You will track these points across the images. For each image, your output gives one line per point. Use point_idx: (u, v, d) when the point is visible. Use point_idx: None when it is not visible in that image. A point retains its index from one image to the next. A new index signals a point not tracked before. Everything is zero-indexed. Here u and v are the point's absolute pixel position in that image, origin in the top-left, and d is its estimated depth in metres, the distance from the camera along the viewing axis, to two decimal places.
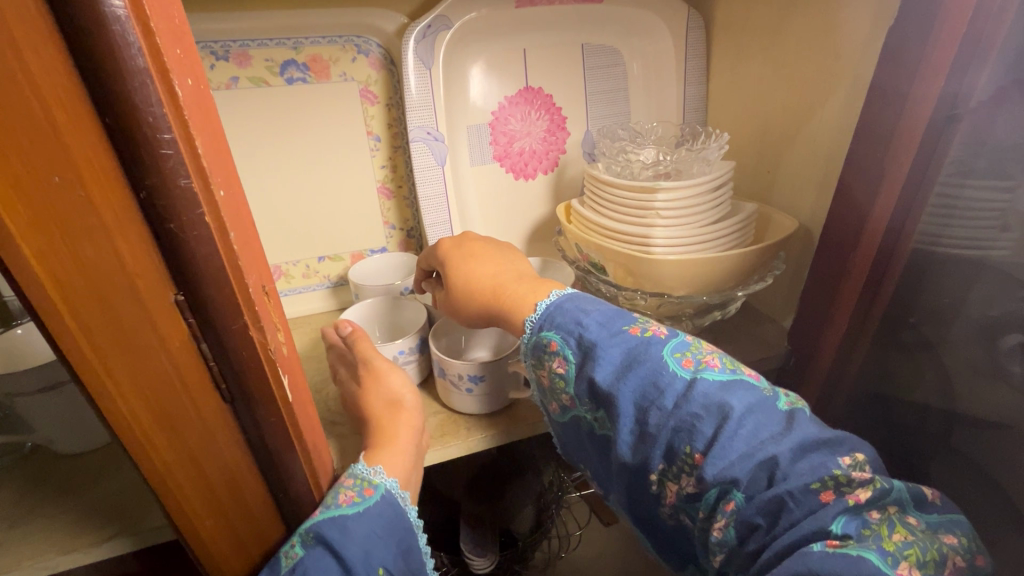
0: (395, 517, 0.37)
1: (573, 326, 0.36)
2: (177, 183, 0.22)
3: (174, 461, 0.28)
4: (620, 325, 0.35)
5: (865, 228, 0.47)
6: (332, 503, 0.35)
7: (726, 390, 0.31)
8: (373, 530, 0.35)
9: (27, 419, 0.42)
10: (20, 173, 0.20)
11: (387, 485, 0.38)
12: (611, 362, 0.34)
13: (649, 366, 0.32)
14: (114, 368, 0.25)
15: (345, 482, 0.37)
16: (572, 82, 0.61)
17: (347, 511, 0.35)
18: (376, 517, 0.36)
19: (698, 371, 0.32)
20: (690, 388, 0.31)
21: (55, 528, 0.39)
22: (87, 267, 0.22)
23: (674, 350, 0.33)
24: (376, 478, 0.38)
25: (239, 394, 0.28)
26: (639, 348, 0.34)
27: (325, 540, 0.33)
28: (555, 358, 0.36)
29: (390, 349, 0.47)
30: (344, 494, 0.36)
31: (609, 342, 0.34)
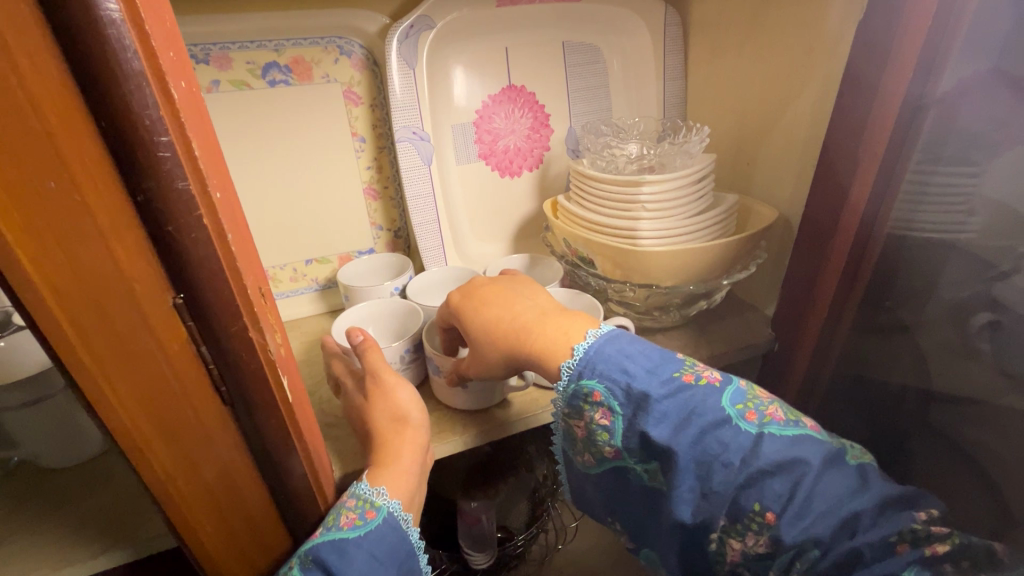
0: (396, 541, 0.36)
1: (619, 375, 0.36)
2: (175, 186, 0.22)
3: (173, 467, 0.28)
4: (670, 372, 0.36)
5: (842, 215, 0.49)
6: (333, 524, 0.35)
7: (796, 445, 0.32)
8: (372, 553, 0.34)
9: (13, 433, 0.42)
10: (14, 181, 0.19)
11: (389, 507, 0.37)
12: (668, 415, 0.34)
13: (713, 421, 0.33)
14: (112, 375, 0.24)
15: (347, 503, 0.37)
16: (554, 80, 0.62)
17: (348, 534, 0.35)
18: (376, 540, 0.35)
19: (762, 425, 0.33)
20: (757, 444, 0.32)
21: (44, 543, 0.38)
22: (84, 272, 0.22)
23: (734, 401, 0.34)
24: (378, 499, 0.37)
25: (239, 396, 0.28)
26: (696, 401, 0.34)
27: (322, 563, 0.33)
28: (599, 409, 0.36)
29: (393, 352, 0.47)
30: (346, 515, 0.36)
31: (663, 393, 0.35)
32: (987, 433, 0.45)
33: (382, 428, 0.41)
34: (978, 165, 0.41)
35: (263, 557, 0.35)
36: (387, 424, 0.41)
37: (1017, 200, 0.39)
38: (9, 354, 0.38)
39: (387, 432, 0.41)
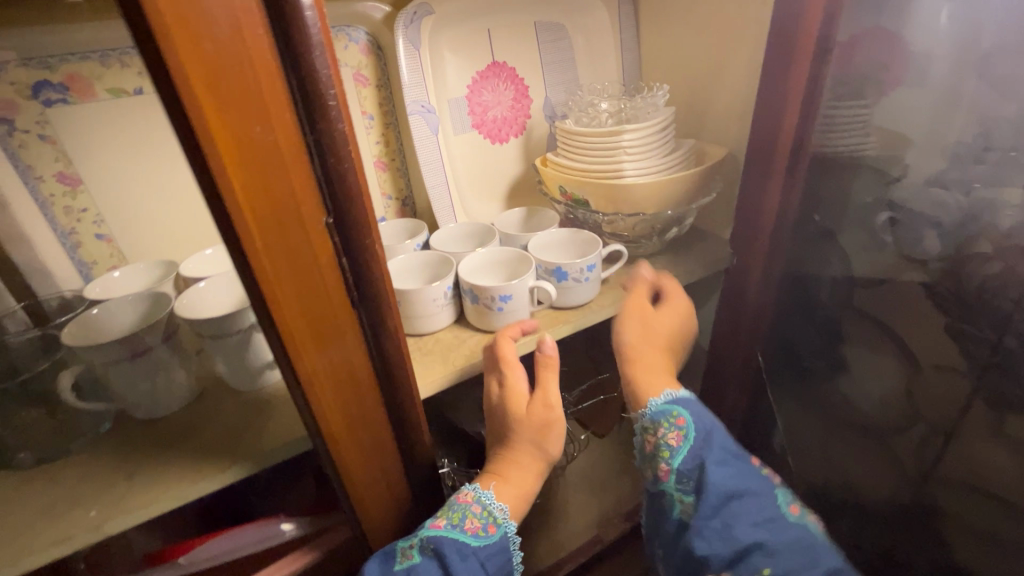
0: (498, 558, 0.48)
1: (703, 421, 0.51)
2: (336, 128, 0.30)
3: (316, 361, 0.36)
4: (741, 450, 0.52)
5: (777, 145, 0.61)
6: (461, 526, 0.47)
7: (813, 542, 0.47)
8: (481, 562, 0.47)
9: (115, 387, 0.46)
10: (235, 125, 0.27)
11: (504, 526, 0.49)
12: (726, 466, 0.49)
13: (753, 490, 0.49)
14: (282, 278, 0.32)
15: (472, 509, 0.48)
16: (531, 55, 0.71)
17: (468, 540, 0.46)
18: (485, 550, 0.47)
19: (797, 518, 0.49)
20: (786, 526, 0.48)
21: (177, 470, 0.44)
22: (273, 195, 0.29)
23: (782, 496, 0.51)
24: (498, 517, 0.49)
25: (364, 300, 0.37)
26: (746, 469, 0.50)
27: (438, 554, 0.45)
28: (674, 430, 0.51)
29: (438, 289, 0.55)
30: (472, 521, 0.48)
31: (731, 452, 0.50)
32: (891, 305, 0.64)
33: (518, 451, 0.53)
34: (869, 99, 0.59)
35: (372, 447, 0.43)
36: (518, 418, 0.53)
37: (903, 124, 0.58)
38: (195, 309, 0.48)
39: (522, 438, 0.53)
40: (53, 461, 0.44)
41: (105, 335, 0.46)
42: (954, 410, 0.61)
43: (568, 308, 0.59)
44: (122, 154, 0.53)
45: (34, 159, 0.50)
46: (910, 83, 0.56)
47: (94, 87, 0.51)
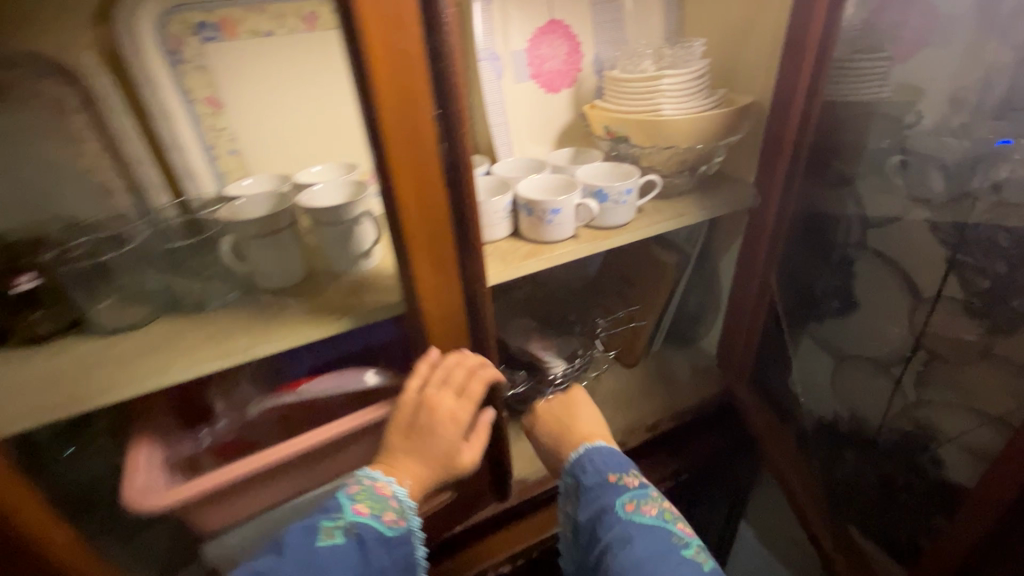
0: (403, 550, 0.53)
1: (576, 467, 0.62)
2: (448, 39, 0.41)
3: (415, 226, 0.48)
4: (607, 472, 0.60)
5: (799, 92, 0.68)
6: (379, 516, 0.51)
7: (648, 533, 0.54)
8: (388, 551, 0.51)
9: (255, 259, 0.60)
10: (383, 31, 0.39)
11: (413, 522, 0.53)
12: (589, 496, 0.59)
13: (605, 506, 0.57)
14: (399, 152, 0.44)
15: (391, 504, 0.52)
16: (585, 14, 0.81)
17: (383, 530, 0.51)
18: (395, 545, 0.52)
19: (638, 515, 0.56)
20: (629, 527, 0.55)
21: (300, 319, 0.58)
22: (402, 87, 0.42)
23: (632, 499, 0.57)
24: (410, 514, 0.53)
25: (453, 182, 0.48)
26: (607, 489, 0.58)
27: (358, 538, 0.50)
28: (564, 489, 0.63)
29: (499, 202, 0.66)
30: (388, 514, 0.52)
31: (593, 482, 0.60)
32: (900, 243, 0.71)
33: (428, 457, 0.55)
34: (888, 51, 0.67)
35: (449, 311, 0.55)
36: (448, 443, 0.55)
37: (918, 75, 0.65)
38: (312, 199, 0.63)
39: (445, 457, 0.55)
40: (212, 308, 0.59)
41: (247, 217, 0.60)
42: (954, 341, 0.68)
43: (606, 229, 0.70)
44: (254, 83, 0.67)
45: (192, 84, 0.64)
46: (924, 44, 0.64)
47: (239, 28, 0.64)
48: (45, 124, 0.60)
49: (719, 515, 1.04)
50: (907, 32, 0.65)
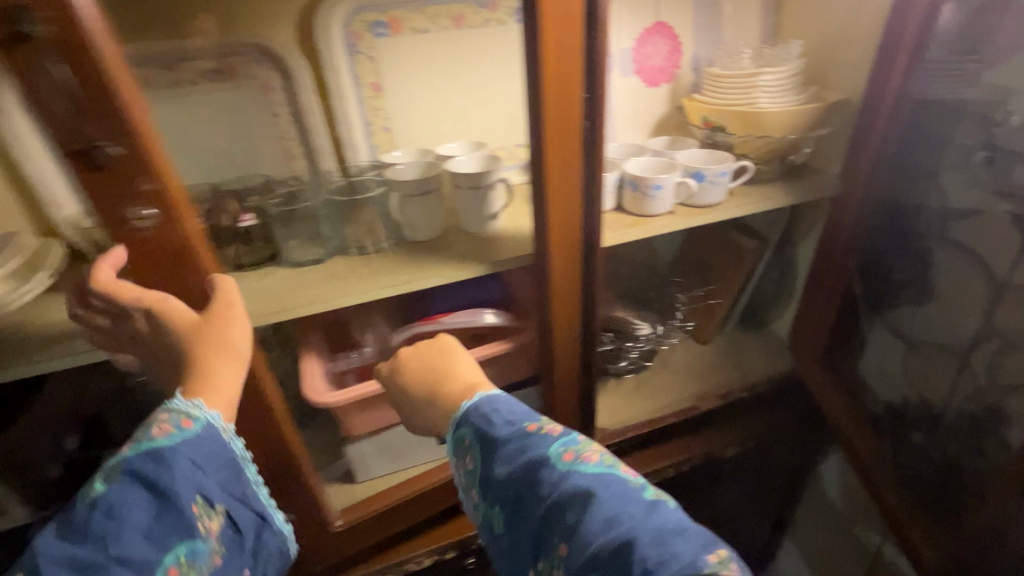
0: (212, 444, 0.47)
1: (483, 422, 0.55)
2: (600, 39, 0.52)
3: (554, 188, 0.60)
4: (523, 423, 0.54)
5: (890, 89, 0.74)
6: (148, 436, 0.44)
7: (590, 478, 0.47)
8: (189, 455, 0.45)
9: (408, 215, 0.75)
10: (555, 31, 0.51)
11: (205, 416, 0.47)
12: (507, 451, 0.52)
13: (538, 458, 0.50)
14: (551, 127, 0.56)
15: (157, 418, 0.45)
16: (688, 15, 0.90)
17: (163, 442, 0.44)
18: (192, 445, 0.45)
19: (573, 463, 0.49)
20: (567, 475, 0.48)
21: (445, 266, 0.72)
22: (562, 76, 0.53)
23: (561, 445, 0.50)
24: (194, 411, 0.46)
25: (587, 154, 0.59)
26: (535, 439, 0.52)
27: (132, 471, 0.42)
28: (469, 448, 0.57)
29: (608, 179, 0.77)
30: (160, 427, 0.45)
31: (509, 435, 0.53)
32: (980, 233, 0.76)
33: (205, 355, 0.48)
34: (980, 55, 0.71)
35: (568, 265, 0.66)
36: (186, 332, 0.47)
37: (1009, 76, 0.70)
38: (451, 166, 0.77)
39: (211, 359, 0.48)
40: (374, 252, 0.74)
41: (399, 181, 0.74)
42: None
43: (700, 206, 0.79)
44: (409, 72, 0.81)
45: (363, 71, 0.79)
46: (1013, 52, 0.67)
47: (403, 26, 0.78)
48: (255, 99, 0.76)
49: (781, 494, 1.09)
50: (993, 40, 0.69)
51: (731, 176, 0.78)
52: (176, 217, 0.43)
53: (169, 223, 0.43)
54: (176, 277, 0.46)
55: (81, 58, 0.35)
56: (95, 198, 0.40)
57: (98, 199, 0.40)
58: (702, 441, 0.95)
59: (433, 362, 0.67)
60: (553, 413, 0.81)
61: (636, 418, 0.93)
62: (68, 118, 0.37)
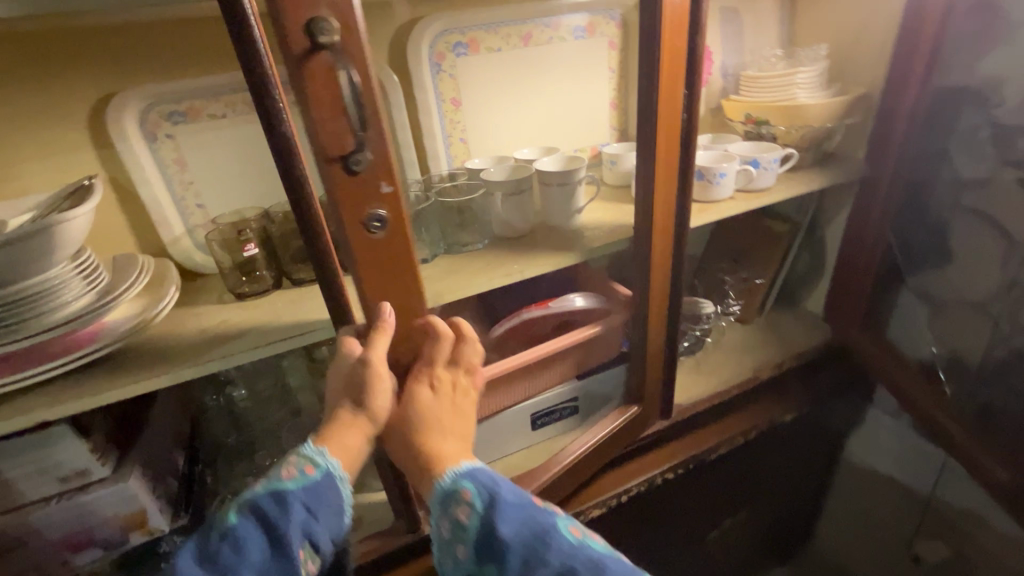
0: (329, 492, 0.53)
1: (487, 485, 0.54)
2: (700, 42, 0.61)
3: (657, 176, 0.67)
4: (525, 495, 0.55)
5: (909, 80, 0.86)
6: (279, 476, 0.52)
7: (598, 554, 0.51)
8: (305, 500, 0.51)
9: (503, 212, 0.81)
10: (668, 36, 0.59)
11: (326, 465, 0.53)
12: (513, 517, 0.52)
13: (548, 528, 0.52)
14: (659, 120, 0.63)
15: (288, 462, 0.53)
16: (718, 29, 1.01)
17: (288, 485, 0.51)
18: (309, 490, 0.52)
19: (578, 538, 0.53)
20: (577, 548, 0.51)
21: (545, 255, 0.79)
22: (670, 75, 0.61)
23: (565, 521, 0.54)
24: (319, 460, 0.53)
25: (685, 144, 0.67)
26: (539, 513, 0.54)
27: (258, 506, 0.50)
28: (467, 507, 0.53)
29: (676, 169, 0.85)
30: (292, 470, 0.52)
31: (516, 500, 0.54)
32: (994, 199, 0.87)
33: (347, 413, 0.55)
34: None
35: (663, 247, 0.74)
36: (345, 375, 0.54)
37: None
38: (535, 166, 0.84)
39: (349, 418, 0.55)
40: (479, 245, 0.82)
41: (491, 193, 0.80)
42: None
43: (755, 191, 0.89)
44: (484, 88, 0.89)
45: (444, 88, 0.86)
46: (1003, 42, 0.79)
47: (480, 46, 0.86)
48: None
49: (830, 458, 1.17)
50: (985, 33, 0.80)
51: (781, 163, 0.88)
52: (403, 223, 0.49)
53: (398, 218, 0.48)
54: (394, 266, 0.50)
55: (360, 65, 0.42)
56: (344, 207, 0.45)
57: (346, 206, 0.45)
58: (763, 411, 1.02)
59: (448, 417, 0.59)
60: (640, 389, 0.88)
61: (702, 394, 1.00)
62: (337, 123, 0.42)
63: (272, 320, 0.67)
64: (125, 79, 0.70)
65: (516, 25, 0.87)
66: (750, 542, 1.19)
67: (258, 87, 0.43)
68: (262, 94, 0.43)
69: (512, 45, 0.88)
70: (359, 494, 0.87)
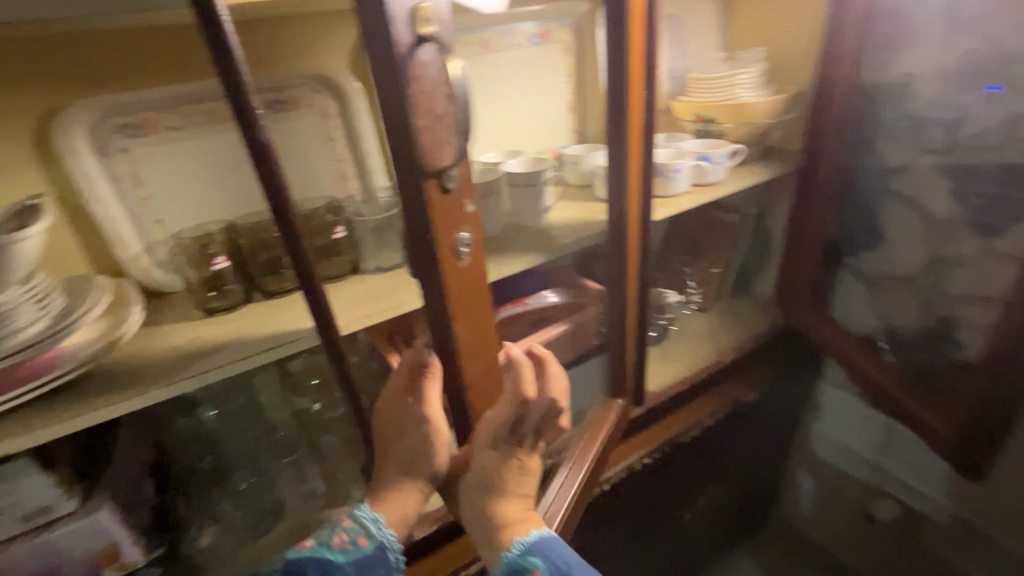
0: (374, 563, 0.61)
1: (558, 562, 0.58)
2: (657, 45, 0.65)
3: (622, 172, 0.70)
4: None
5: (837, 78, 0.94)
6: (329, 542, 0.60)
7: None
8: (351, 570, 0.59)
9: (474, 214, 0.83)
10: (628, 40, 0.62)
11: (377, 538, 0.61)
12: None
13: None
14: (623, 119, 0.67)
15: (342, 529, 0.61)
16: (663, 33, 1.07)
17: (337, 555, 0.59)
18: (356, 560, 0.59)
19: None
20: None
21: (518, 254, 0.81)
22: (631, 76, 0.65)
23: None
24: (373, 532, 0.61)
25: (647, 141, 0.71)
26: None
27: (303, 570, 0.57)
28: None
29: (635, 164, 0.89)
30: (343, 539, 0.60)
31: None
32: (916, 184, 0.97)
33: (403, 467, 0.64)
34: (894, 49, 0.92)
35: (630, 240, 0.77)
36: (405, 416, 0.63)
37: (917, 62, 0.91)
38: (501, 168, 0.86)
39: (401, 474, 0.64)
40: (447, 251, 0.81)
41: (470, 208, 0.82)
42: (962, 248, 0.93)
43: (708, 184, 0.94)
44: None
45: None
46: (915, 43, 0.90)
47: None
48: (315, 127, 0.81)
49: (789, 432, 1.25)
50: (902, 35, 0.90)
51: (731, 157, 0.94)
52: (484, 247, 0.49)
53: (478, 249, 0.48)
54: (469, 297, 0.50)
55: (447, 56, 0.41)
56: (436, 228, 0.45)
57: (437, 225, 0.45)
58: (727, 392, 1.08)
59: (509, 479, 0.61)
60: (615, 379, 0.91)
61: (671, 381, 1.05)
62: (439, 128, 0.42)
63: (250, 333, 0.65)
64: (76, 97, 0.68)
65: (474, 32, 0.89)
66: (722, 518, 1.25)
67: (238, 101, 0.43)
68: (243, 107, 0.43)
69: (472, 52, 0.90)
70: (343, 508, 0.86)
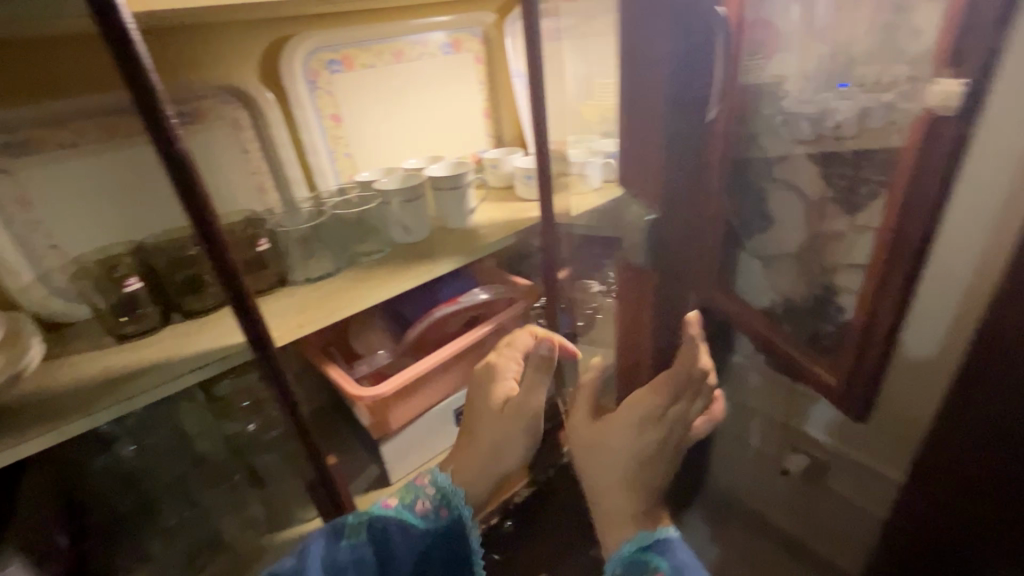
0: (445, 530, 0.65)
1: (677, 561, 0.57)
2: None
3: None
4: None
5: None
6: (412, 504, 0.64)
7: None
8: (426, 532, 0.64)
9: (399, 219, 0.84)
10: None
11: (459, 509, 0.64)
12: None
13: None
14: None
15: (425, 492, 0.65)
16: None
17: (415, 517, 0.64)
18: (431, 525, 0.64)
19: None
20: None
21: (448, 255, 0.83)
22: None
23: None
24: (454, 504, 0.64)
25: None
26: None
27: (384, 524, 0.63)
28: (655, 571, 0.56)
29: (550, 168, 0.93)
30: (424, 502, 0.65)
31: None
32: None
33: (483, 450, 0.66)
34: None
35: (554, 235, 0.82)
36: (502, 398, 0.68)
37: None
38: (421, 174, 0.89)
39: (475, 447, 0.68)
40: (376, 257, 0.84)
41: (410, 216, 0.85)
42: None
43: None
44: (362, 103, 0.90)
45: (323, 104, 0.86)
46: None
47: (355, 62, 0.88)
48: (227, 139, 0.79)
49: None
50: None
51: None
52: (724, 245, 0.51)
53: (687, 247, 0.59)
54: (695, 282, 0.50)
55: None
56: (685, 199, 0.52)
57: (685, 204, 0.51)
58: None
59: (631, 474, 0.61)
60: None
61: None
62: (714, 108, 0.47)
63: (176, 354, 0.63)
64: None
65: (386, 42, 0.90)
66: None
67: (150, 111, 0.42)
68: (156, 116, 0.42)
69: (385, 61, 0.91)
70: (288, 529, 0.86)
